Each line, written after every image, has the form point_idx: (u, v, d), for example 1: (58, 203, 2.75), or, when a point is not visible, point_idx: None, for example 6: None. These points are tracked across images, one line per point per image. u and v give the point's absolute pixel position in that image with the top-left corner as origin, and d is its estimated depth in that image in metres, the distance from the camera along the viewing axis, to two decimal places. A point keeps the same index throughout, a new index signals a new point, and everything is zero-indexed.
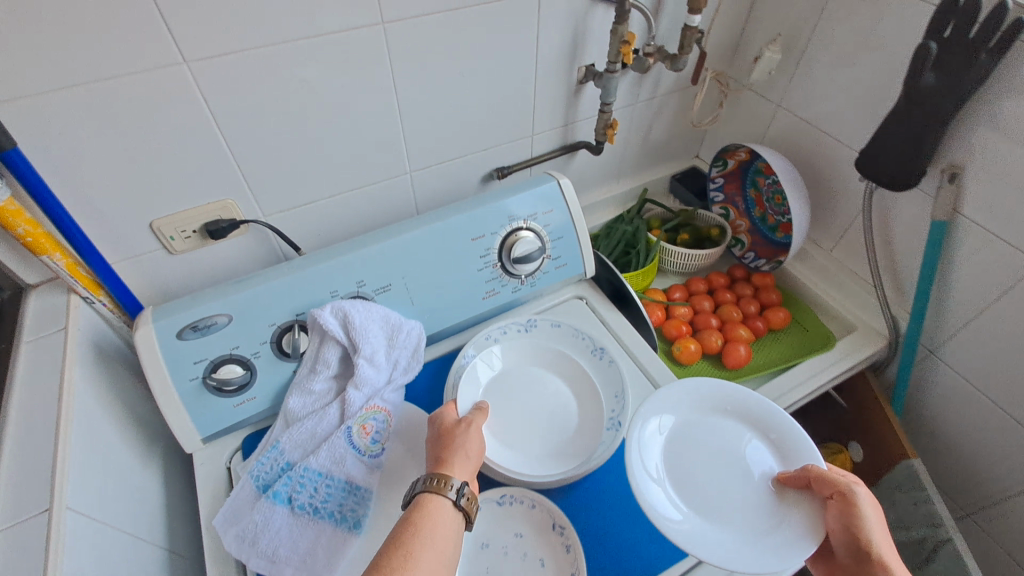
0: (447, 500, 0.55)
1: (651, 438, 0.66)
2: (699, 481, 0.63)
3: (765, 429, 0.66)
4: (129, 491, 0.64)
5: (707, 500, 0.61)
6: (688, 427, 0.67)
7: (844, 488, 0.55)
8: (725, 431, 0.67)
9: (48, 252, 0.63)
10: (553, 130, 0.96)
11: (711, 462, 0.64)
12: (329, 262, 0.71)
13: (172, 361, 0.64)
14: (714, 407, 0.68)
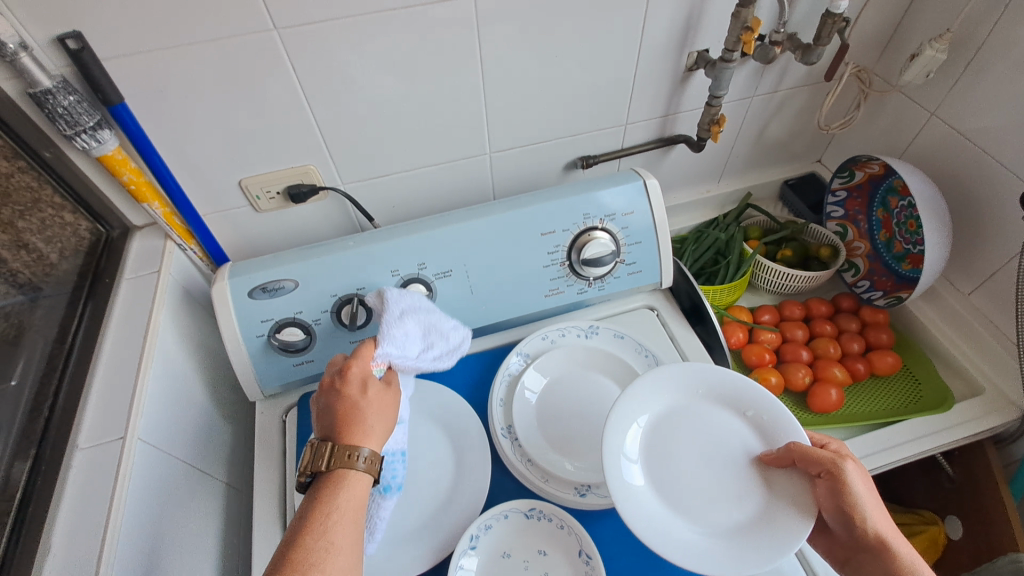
0: (355, 473, 0.50)
1: (628, 429, 0.59)
2: (675, 468, 0.57)
3: (740, 406, 0.60)
4: (196, 427, 0.70)
5: (684, 490, 0.56)
6: (665, 415, 0.60)
7: (832, 462, 0.51)
8: (708, 416, 0.60)
9: (149, 200, 0.69)
10: (649, 121, 0.88)
11: (692, 450, 0.59)
12: (395, 240, 0.71)
13: (242, 317, 0.68)
14: (701, 390, 0.61)
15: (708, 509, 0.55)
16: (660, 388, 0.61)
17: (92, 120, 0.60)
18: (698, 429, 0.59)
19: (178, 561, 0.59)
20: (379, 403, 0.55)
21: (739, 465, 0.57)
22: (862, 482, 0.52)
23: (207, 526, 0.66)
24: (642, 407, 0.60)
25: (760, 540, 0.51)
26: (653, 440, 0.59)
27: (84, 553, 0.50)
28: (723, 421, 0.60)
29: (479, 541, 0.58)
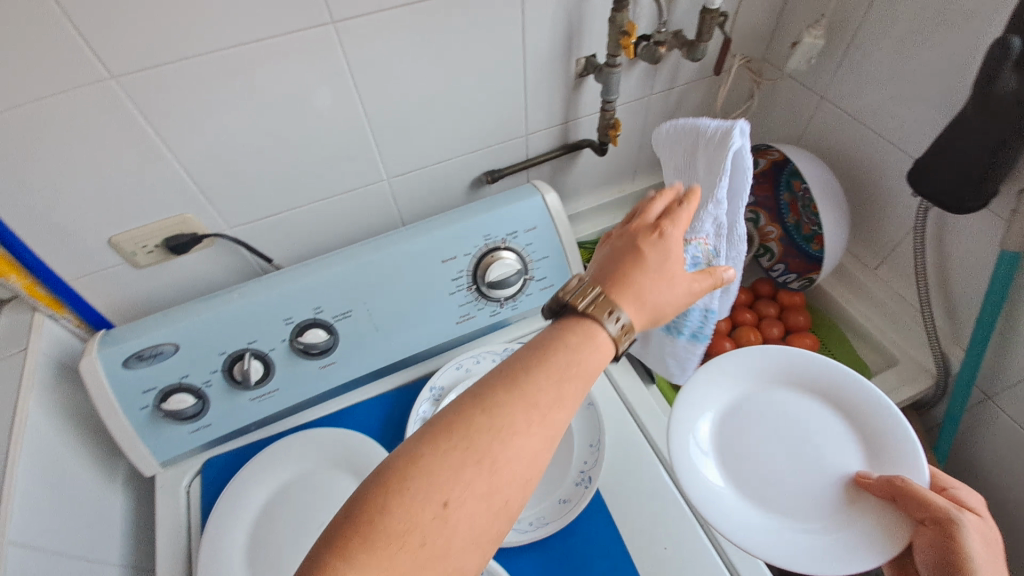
0: (605, 333, 0.43)
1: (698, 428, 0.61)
2: (755, 467, 0.59)
3: (844, 406, 0.60)
4: (86, 513, 0.64)
5: (758, 480, 0.58)
6: (756, 399, 0.63)
7: (936, 512, 0.48)
8: (784, 400, 0.62)
9: (3, 274, 0.64)
10: (550, 129, 0.86)
11: (772, 444, 0.60)
12: (283, 286, 0.66)
13: (121, 391, 0.62)
14: (780, 376, 0.63)
15: (800, 499, 0.56)
16: (754, 369, 0.64)
17: None
18: (784, 419, 0.61)
19: None
20: (669, 292, 0.45)
21: (836, 480, 0.57)
22: (975, 534, 0.49)
23: None
24: (722, 387, 0.64)
25: (837, 541, 0.52)
26: (782, 418, 0.61)
27: None
28: (801, 411, 0.61)
29: None
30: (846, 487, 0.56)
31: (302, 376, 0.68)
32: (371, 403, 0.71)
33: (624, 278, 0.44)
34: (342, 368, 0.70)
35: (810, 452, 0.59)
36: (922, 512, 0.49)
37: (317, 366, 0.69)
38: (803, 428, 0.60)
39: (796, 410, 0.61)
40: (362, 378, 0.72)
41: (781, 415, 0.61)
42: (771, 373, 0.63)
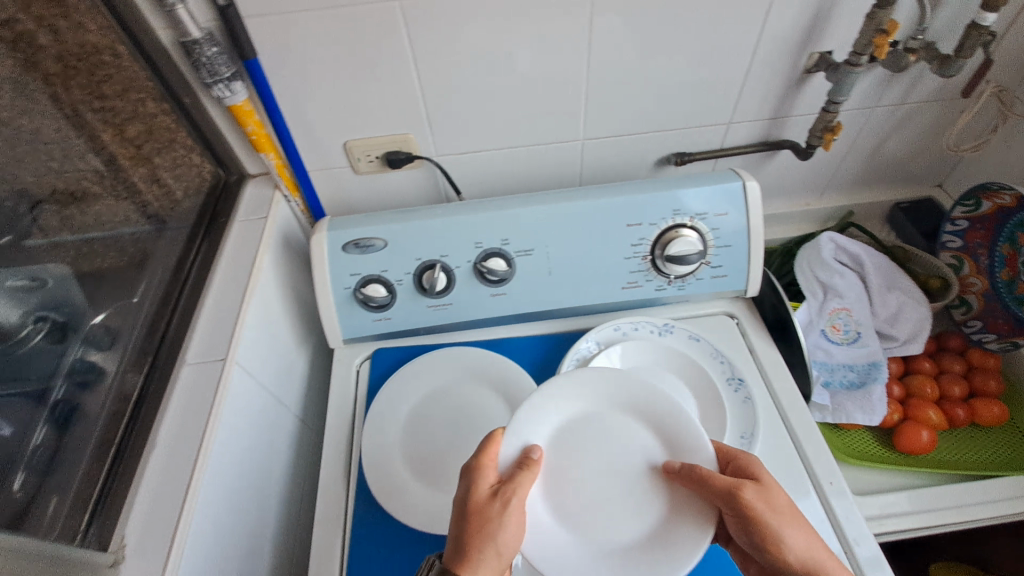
0: None
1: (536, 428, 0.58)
2: (575, 485, 0.56)
3: (650, 416, 0.59)
4: (282, 363, 0.75)
5: (592, 510, 0.56)
6: (591, 416, 0.60)
7: (731, 493, 0.50)
8: (621, 422, 0.59)
9: (266, 151, 0.75)
10: (755, 122, 0.84)
11: (576, 461, 0.57)
12: (481, 213, 0.72)
13: (334, 268, 0.73)
14: (621, 400, 0.60)
15: (603, 508, 0.56)
16: (585, 386, 0.60)
17: (228, 71, 0.65)
18: (593, 439, 0.58)
19: (255, 481, 0.65)
20: (512, 530, 0.50)
21: (643, 477, 0.57)
22: (789, 532, 0.50)
23: (281, 455, 0.72)
24: (555, 405, 0.59)
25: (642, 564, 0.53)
26: (588, 431, 0.59)
27: (180, 458, 0.56)
28: (621, 423, 0.59)
29: None
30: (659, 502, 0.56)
31: (475, 298, 0.74)
32: (527, 340, 0.76)
33: (473, 550, 0.48)
34: (510, 301, 0.75)
35: (631, 478, 0.57)
36: (705, 489, 0.52)
37: (490, 293, 0.74)
38: (636, 458, 0.58)
39: (615, 423, 0.59)
40: (523, 315, 0.76)
41: (596, 425, 0.59)
42: (575, 390, 0.60)
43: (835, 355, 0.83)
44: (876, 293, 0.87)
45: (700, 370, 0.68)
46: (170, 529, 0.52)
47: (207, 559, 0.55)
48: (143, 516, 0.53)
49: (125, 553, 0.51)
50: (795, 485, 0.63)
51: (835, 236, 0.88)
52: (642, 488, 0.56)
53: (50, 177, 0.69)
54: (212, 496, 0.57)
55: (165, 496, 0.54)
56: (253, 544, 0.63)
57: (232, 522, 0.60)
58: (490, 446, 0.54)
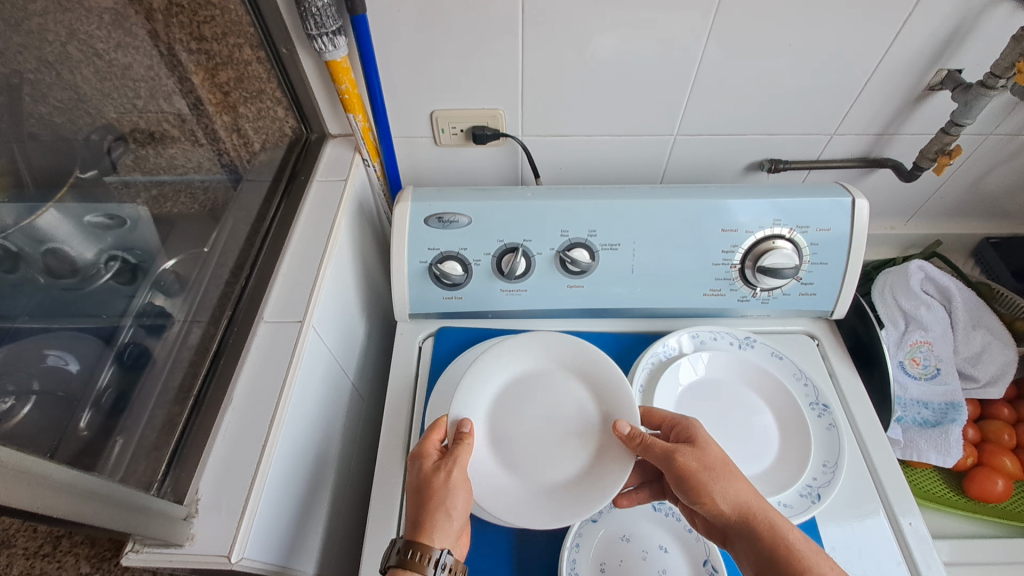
0: None
1: (486, 378, 0.63)
2: (508, 422, 0.61)
3: (601, 386, 0.62)
4: (348, 330, 0.74)
5: (517, 442, 0.60)
6: (532, 371, 0.64)
7: (670, 460, 0.51)
8: (561, 385, 0.63)
9: (355, 112, 0.73)
10: (859, 136, 0.80)
11: (521, 411, 0.61)
12: (571, 200, 0.70)
13: (413, 239, 0.71)
14: (557, 358, 0.65)
15: (538, 451, 0.59)
16: (535, 346, 0.65)
17: (334, 25, 0.64)
18: (537, 396, 0.63)
19: (318, 448, 0.63)
20: (461, 497, 0.52)
21: (585, 440, 0.60)
22: (725, 485, 0.50)
23: (340, 424, 0.70)
24: (505, 364, 0.64)
25: (579, 501, 0.55)
26: (535, 389, 0.63)
27: (257, 418, 0.54)
28: (566, 386, 0.63)
29: (601, 516, 0.57)
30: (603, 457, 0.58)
31: (553, 286, 0.72)
32: (600, 336, 0.74)
33: (427, 520, 0.50)
34: (587, 294, 0.73)
35: (567, 428, 0.60)
36: (652, 457, 0.53)
37: (568, 284, 0.72)
38: (569, 408, 0.62)
39: (558, 382, 0.63)
40: (599, 311, 0.74)
41: (543, 383, 0.63)
42: (527, 351, 0.65)
43: (910, 391, 0.78)
44: (960, 331, 0.83)
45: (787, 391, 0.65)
46: (245, 489, 0.50)
47: (274, 523, 0.53)
48: (217, 472, 0.51)
49: (198, 508, 0.49)
50: (881, 522, 0.60)
51: (920, 263, 0.83)
52: (578, 440, 0.60)
53: (133, 115, 0.72)
54: (284, 459, 0.55)
55: (240, 453, 0.52)
56: (311, 512, 0.61)
57: (296, 488, 0.58)
58: (432, 429, 0.56)
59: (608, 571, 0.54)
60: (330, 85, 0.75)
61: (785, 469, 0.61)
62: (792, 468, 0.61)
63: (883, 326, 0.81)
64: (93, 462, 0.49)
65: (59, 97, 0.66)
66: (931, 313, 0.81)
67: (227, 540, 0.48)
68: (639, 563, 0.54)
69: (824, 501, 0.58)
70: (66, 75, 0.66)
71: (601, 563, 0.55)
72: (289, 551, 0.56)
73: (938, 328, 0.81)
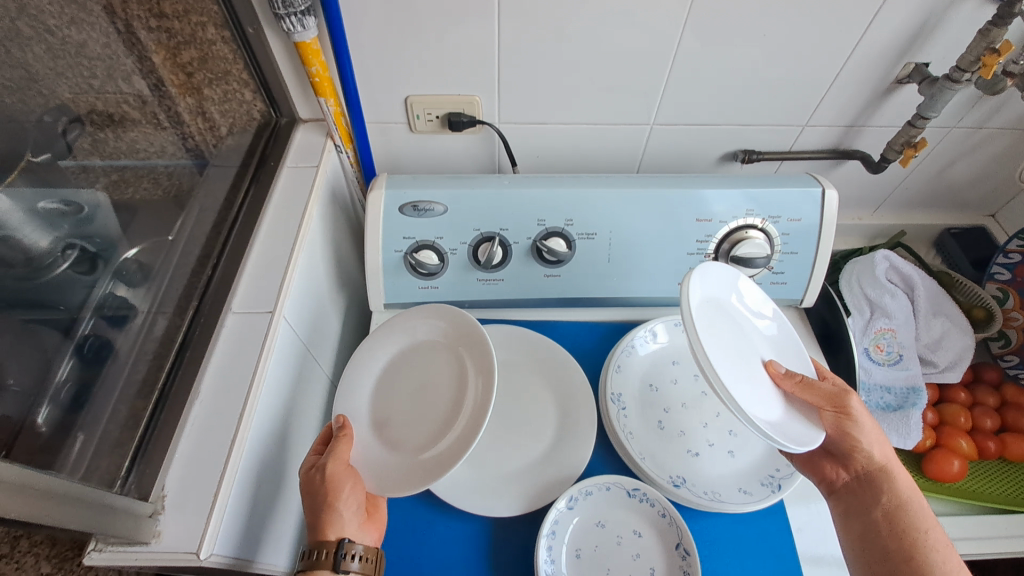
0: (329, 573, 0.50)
1: (363, 363, 0.64)
2: (385, 400, 0.62)
3: (462, 350, 0.62)
4: (322, 321, 0.72)
5: (392, 420, 0.60)
6: (410, 350, 0.65)
7: (841, 398, 0.57)
8: (433, 357, 0.64)
9: (326, 95, 0.71)
10: (830, 128, 0.82)
11: (396, 389, 0.62)
12: (548, 188, 0.69)
13: (387, 228, 0.69)
14: (429, 332, 0.65)
15: (409, 424, 0.60)
16: (410, 330, 0.66)
17: (304, 5, 0.62)
18: (420, 368, 0.63)
19: (290, 441, 0.62)
20: (349, 491, 0.53)
21: (450, 402, 0.60)
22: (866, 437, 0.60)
23: (313, 416, 0.69)
24: (384, 345, 0.65)
25: (436, 458, 0.55)
26: (416, 362, 0.64)
27: (225, 412, 0.52)
28: (444, 357, 0.63)
29: (577, 504, 0.57)
30: (456, 415, 0.58)
31: (530, 276, 0.72)
32: (576, 325, 0.74)
33: (319, 517, 0.52)
34: (564, 284, 0.73)
35: (437, 399, 0.61)
36: (813, 394, 0.56)
37: (544, 273, 0.72)
38: (438, 379, 0.62)
39: (433, 358, 0.64)
40: (575, 300, 0.74)
41: (425, 355, 0.64)
42: (408, 326, 0.65)
43: (874, 375, 0.81)
44: (922, 317, 0.85)
45: (799, 358, 0.63)
46: (213, 484, 0.48)
47: (244, 519, 0.52)
48: (184, 468, 0.50)
49: (165, 505, 0.48)
50: None
51: (886, 253, 0.85)
52: (448, 403, 0.60)
53: (90, 95, 0.65)
54: (254, 453, 0.54)
55: (208, 448, 0.50)
56: (284, 504, 0.61)
57: (268, 482, 0.57)
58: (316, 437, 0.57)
59: (583, 557, 0.55)
60: (300, 66, 0.73)
61: (753, 456, 0.62)
62: (758, 456, 0.62)
63: (849, 314, 0.83)
64: (52, 461, 0.47)
65: (10, 75, 0.56)
66: (895, 300, 0.84)
67: (195, 537, 0.46)
68: (612, 548, 0.55)
69: (784, 491, 0.58)
70: (16, 52, 0.55)
71: (576, 548, 0.55)
72: (261, 544, 0.55)
73: (901, 315, 0.84)
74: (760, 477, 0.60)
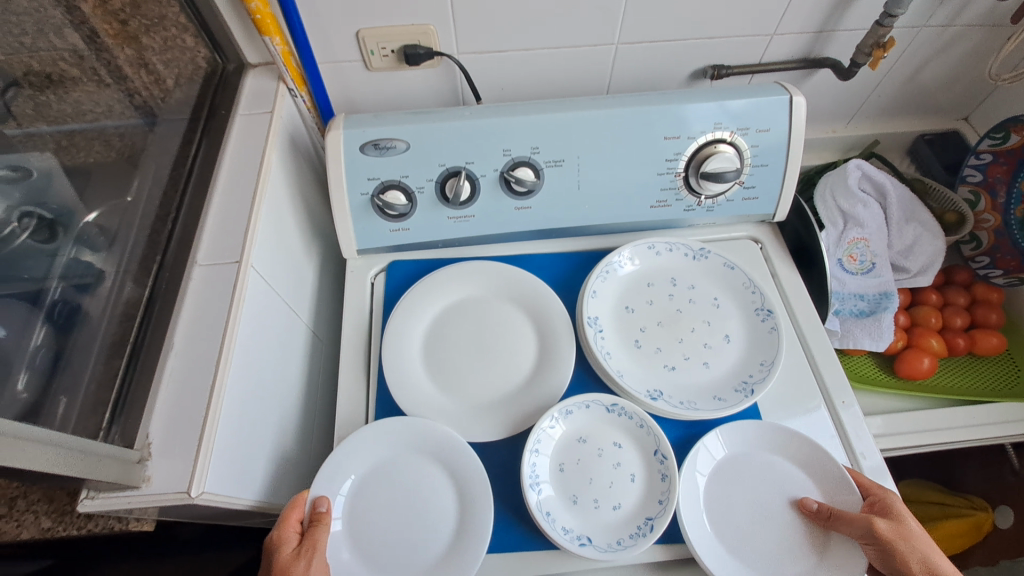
0: None
1: (407, 320, 0.67)
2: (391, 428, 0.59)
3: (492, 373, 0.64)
4: (297, 272, 0.72)
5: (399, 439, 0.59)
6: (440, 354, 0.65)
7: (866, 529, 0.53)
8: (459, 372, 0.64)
9: (270, 34, 0.67)
10: (799, 35, 0.79)
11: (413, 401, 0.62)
12: (511, 117, 0.67)
13: (350, 169, 0.68)
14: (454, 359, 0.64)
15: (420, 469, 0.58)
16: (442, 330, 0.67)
17: None
18: (392, 485, 0.57)
19: (276, 388, 0.63)
20: None
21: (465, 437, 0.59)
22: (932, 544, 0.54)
23: (298, 364, 0.70)
24: (424, 306, 0.68)
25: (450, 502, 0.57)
26: (385, 480, 0.58)
27: (201, 362, 0.53)
28: (417, 466, 0.58)
29: (559, 421, 0.59)
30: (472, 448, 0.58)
31: (501, 209, 0.71)
32: (551, 256, 0.74)
33: None
34: (535, 215, 0.72)
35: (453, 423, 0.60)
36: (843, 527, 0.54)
37: (515, 206, 0.71)
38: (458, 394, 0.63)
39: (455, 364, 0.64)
40: (548, 231, 0.74)
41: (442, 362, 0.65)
42: (363, 443, 0.58)
43: (848, 285, 0.82)
44: (895, 225, 0.86)
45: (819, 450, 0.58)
46: (198, 428, 0.49)
47: (237, 462, 0.53)
48: (167, 416, 0.50)
49: (151, 452, 0.49)
50: (821, 405, 0.64)
51: (856, 161, 0.85)
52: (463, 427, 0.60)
53: (22, 55, 0.58)
54: (237, 400, 0.54)
55: (189, 396, 0.51)
56: (277, 449, 0.62)
57: (257, 426, 0.58)
58: (289, 516, 0.53)
59: (567, 470, 0.57)
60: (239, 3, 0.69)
61: (725, 368, 0.64)
62: (732, 367, 0.64)
63: (823, 228, 0.84)
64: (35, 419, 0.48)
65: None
66: (864, 209, 0.84)
67: (184, 478, 0.47)
68: (594, 459, 0.58)
69: (757, 395, 0.60)
70: None
71: (560, 463, 0.58)
72: (257, 484, 0.57)
73: (870, 223, 0.84)
74: (719, 398, 0.62)
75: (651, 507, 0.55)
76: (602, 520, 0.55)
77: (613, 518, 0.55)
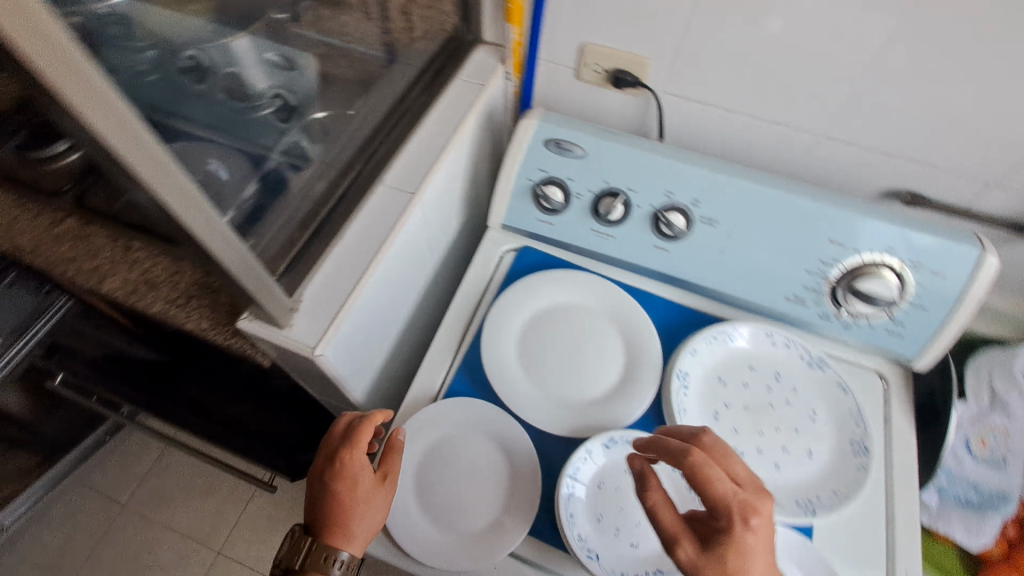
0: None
1: (514, 303, 0.72)
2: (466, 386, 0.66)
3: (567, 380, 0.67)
4: (447, 221, 0.81)
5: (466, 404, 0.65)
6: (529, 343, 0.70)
7: None
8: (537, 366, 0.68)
9: (512, 23, 0.77)
10: (1020, 195, 0.73)
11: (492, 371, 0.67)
12: (686, 165, 0.71)
13: (528, 155, 0.75)
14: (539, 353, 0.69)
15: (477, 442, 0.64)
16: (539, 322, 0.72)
17: None
18: (455, 450, 0.63)
19: (394, 307, 0.72)
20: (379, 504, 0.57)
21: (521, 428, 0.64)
22: None
23: (415, 296, 0.79)
24: (534, 297, 0.73)
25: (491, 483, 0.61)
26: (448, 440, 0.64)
27: (358, 259, 0.63)
28: (482, 447, 0.63)
29: (614, 446, 0.61)
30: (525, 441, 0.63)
31: (640, 242, 0.75)
32: (667, 302, 0.76)
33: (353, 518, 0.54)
34: (670, 259, 0.74)
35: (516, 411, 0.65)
36: None
37: (655, 244, 0.74)
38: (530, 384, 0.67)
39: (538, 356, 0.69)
40: (675, 278, 0.75)
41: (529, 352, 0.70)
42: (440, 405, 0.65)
43: (965, 468, 0.75)
44: None
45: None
46: (337, 306, 0.59)
47: (348, 348, 0.63)
48: (319, 287, 0.61)
49: (300, 307, 0.59)
50: (883, 575, 0.59)
51: None
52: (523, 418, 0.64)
53: None
54: (369, 300, 0.64)
55: (340, 280, 0.61)
56: (374, 355, 0.72)
57: (371, 329, 0.67)
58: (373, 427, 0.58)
59: (603, 489, 0.60)
60: None
61: (794, 479, 0.62)
62: (800, 482, 0.62)
63: (962, 398, 0.80)
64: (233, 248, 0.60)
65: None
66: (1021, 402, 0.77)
67: (315, 337, 0.57)
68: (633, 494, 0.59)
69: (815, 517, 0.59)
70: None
71: (600, 481, 0.60)
72: (352, 375, 0.67)
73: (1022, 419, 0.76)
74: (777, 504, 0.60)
75: (666, 562, 0.56)
76: (617, 550, 0.57)
77: (627, 552, 0.57)
